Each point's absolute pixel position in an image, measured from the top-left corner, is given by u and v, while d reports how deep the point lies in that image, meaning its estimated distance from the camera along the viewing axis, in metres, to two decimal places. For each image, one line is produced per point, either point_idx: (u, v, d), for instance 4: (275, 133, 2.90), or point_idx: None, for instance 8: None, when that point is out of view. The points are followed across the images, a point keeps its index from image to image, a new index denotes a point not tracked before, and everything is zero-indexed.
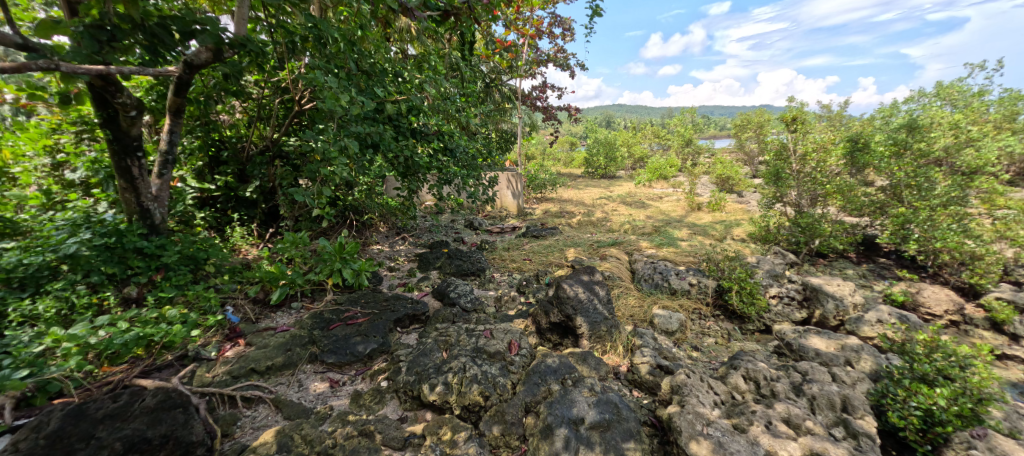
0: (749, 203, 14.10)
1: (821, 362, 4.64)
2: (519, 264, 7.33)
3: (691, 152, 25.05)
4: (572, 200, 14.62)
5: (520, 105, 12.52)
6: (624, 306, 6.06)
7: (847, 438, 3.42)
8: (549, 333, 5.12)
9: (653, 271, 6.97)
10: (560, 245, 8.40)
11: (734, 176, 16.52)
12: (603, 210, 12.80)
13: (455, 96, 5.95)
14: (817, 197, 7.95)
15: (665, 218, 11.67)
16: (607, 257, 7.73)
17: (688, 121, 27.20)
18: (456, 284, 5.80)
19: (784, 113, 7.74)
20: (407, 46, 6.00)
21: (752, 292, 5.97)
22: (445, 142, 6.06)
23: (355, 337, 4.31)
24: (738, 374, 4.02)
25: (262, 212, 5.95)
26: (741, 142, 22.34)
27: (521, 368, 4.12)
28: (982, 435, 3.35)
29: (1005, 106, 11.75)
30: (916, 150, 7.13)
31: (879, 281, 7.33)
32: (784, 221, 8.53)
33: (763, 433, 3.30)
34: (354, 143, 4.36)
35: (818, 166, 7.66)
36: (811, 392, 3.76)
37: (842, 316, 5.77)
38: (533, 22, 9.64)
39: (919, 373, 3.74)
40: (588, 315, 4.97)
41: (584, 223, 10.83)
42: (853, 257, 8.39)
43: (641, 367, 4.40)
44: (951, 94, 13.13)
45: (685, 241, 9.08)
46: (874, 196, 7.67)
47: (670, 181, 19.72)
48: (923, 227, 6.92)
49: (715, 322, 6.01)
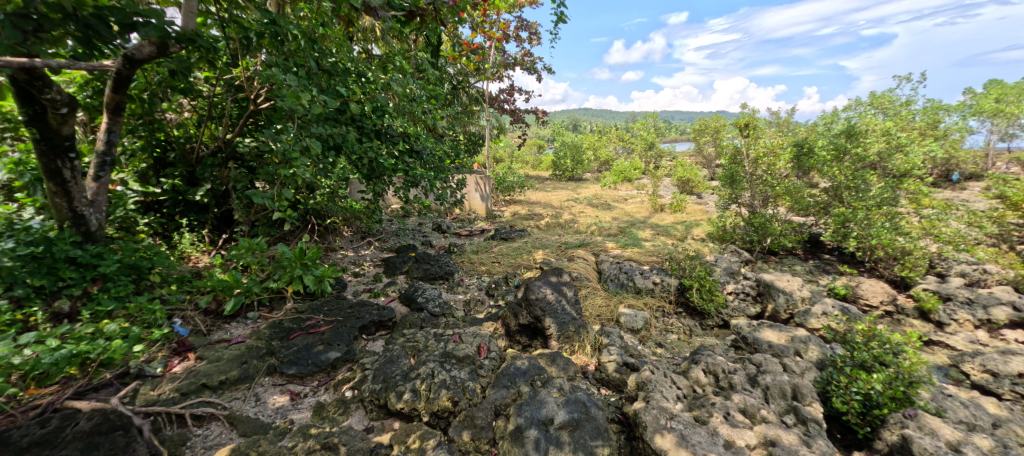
0: (707, 205, 14.78)
1: (773, 354, 4.93)
2: (488, 267, 7.32)
3: (654, 156, 26.06)
4: (539, 203, 14.78)
5: (488, 107, 12.54)
6: (592, 306, 6.19)
7: (798, 425, 3.63)
8: (518, 335, 5.15)
9: (618, 271, 7.17)
10: (528, 248, 8.44)
11: (693, 179, 17.24)
12: (571, 212, 13.02)
13: (421, 98, 5.90)
14: (768, 198, 8.54)
15: (630, 219, 12.03)
16: (575, 258, 7.86)
17: (650, 125, 28.20)
18: (424, 288, 5.71)
19: (738, 119, 8.28)
20: (371, 46, 5.81)
21: (711, 289, 6.25)
22: (410, 144, 5.93)
23: (318, 346, 4.14)
24: (697, 369, 4.21)
25: (214, 217, 5.62)
26: (699, 146, 23.32)
27: (490, 371, 4.11)
28: (914, 415, 3.62)
29: (928, 115, 12.98)
30: (854, 155, 7.71)
31: (824, 276, 7.89)
32: (739, 221, 9.02)
33: (722, 424, 3.44)
34: (317, 143, 4.21)
35: (769, 170, 8.25)
36: (764, 382, 3.97)
37: (792, 309, 6.14)
38: (500, 25, 9.64)
39: (858, 361, 4.04)
40: (556, 316, 5.05)
41: (552, 225, 10.96)
42: (801, 254, 8.94)
43: (609, 365, 4.49)
44: (882, 103, 14.35)
45: (649, 241, 9.39)
46: (818, 197, 8.24)
47: (634, 183, 20.35)
48: (860, 226, 7.49)
49: (677, 319, 6.24)
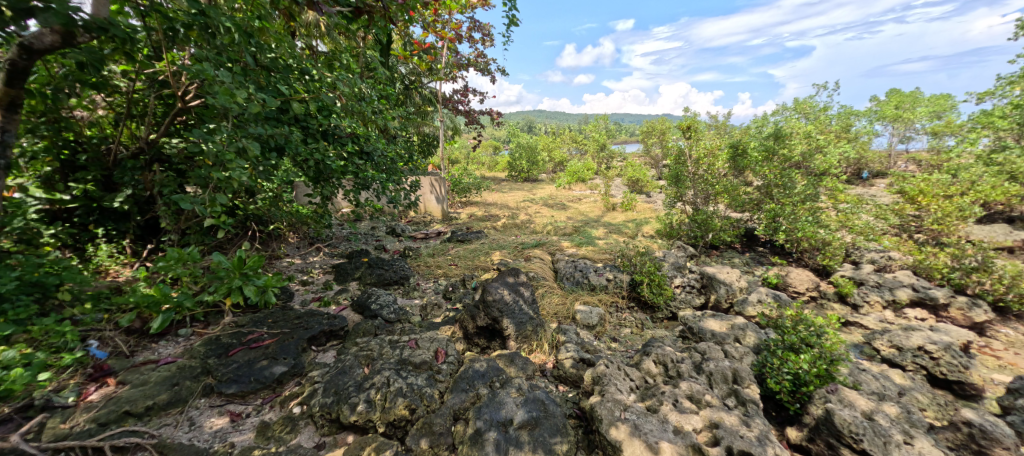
0: (656, 203, 15.52)
1: (716, 341, 5.26)
2: (445, 269, 7.22)
3: (605, 156, 26.94)
4: (496, 204, 14.82)
5: (441, 108, 12.38)
6: (549, 304, 6.30)
7: (738, 406, 3.91)
8: (476, 338, 5.13)
9: (573, 270, 7.34)
10: (485, 249, 8.43)
11: (642, 179, 18.04)
12: (527, 213, 13.16)
13: (371, 97, 5.71)
14: (709, 196, 9.11)
15: (584, 219, 12.37)
16: (531, 258, 7.95)
17: (602, 127, 29.17)
18: (378, 295, 5.52)
19: (681, 121, 8.77)
20: (316, 42, 5.54)
21: (660, 283, 6.56)
22: (360, 145, 5.72)
23: (261, 361, 3.88)
24: (648, 360, 4.41)
25: (138, 226, 5.20)
26: (646, 147, 24.42)
27: (448, 376, 4.05)
28: (835, 390, 3.96)
29: (842, 119, 14.45)
30: (782, 156, 8.28)
31: (759, 266, 8.55)
32: (684, 218, 9.56)
33: (672, 411, 3.63)
34: (255, 144, 3.94)
35: (709, 169, 8.82)
36: (708, 369, 4.22)
37: (733, 299, 6.59)
38: (452, 25, 9.56)
39: (788, 344, 4.42)
40: (514, 316, 5.08)
41: (509, 226, 11.02)
42: (739, 247, 9.63)
43: (566, 362, 4.59)
44: (804, 108, 15.80)
45: (602, 239, 9.71)
46: (752, 194, 8.92)
47: (587, 184, 20.94)
48: (788, 220, 8.19)
49: (630, 314, 6.50)
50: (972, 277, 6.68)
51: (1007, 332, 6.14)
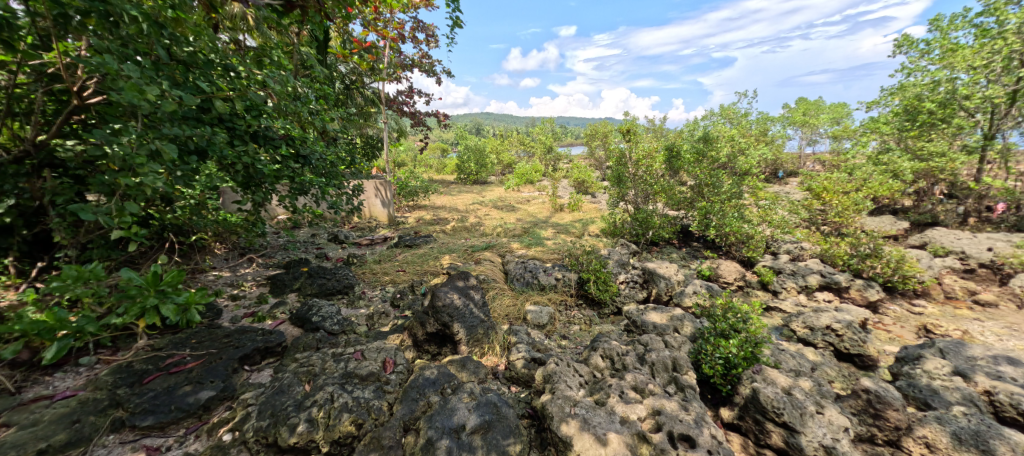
0: (601, 203, 16.14)
1: (657, 333, 5.57)
2: (392, 276, 7.00)
3: (552, 159, 27.55)
4: (445, 207, 14.62)
5: (385, 109, 11.98)
6: (500, 306, 6.32)
7: (678, 392, 4.17)
8: (427, 344, 5.03)
9: (523, 270, 7.42)
10: (434, 253, 8.27)
11: (587, 180, 18.68)
12: (476, 215, 13.12)
13: (307, 97, 5.41)
14: (649, 196, 9.63)
15: (533, 220, 12.56)
16: (481, 260, 7.92)
17: (548, 130, 29.80)
18: (320, 306, 5.22)
19: (621, 125, 9.19)
20: (242, 36, 5.13)
21: (605, 280, 6.82)
22: (297, 148, 5.38)
23: (184, 387, 3.52)
24: (596, 355, 4.57)
25: (23, 241, 4.52)
26: (590, 149, 25.31)
27: (397, 386, 3.93)
28: (760, 371, 4.34)
29: (761, 124, 15.94)
30: (710, 158, 9.07)
31: (694, 260, 9.19)
32: (626, 217, 10.02)
33: (618, 402, 3.79)
34: (172, 147, 3.57)
35: (648, 170, 9.33)
36: (651, 359, 4.46)
37: (672, 291, 7.00)
38: (394, 24, 9.30)
39: (720, 330, 4.80)
40: (465, 320, 5.03)
41: (458, 229, 10.92)
42: (676, 242, 10.28)
43: (518, 363, 4.63)
44: (729, 113, 17.23)
45: (550, 240, 9.92)
46: (686, 193, 9.56)
47: (535, 185, 21.29)
48: (718, 216, 8.88)
49: (578, 311, 6.70)
50: (867, 262, 7.65)
51: (895, 309, 7.10)
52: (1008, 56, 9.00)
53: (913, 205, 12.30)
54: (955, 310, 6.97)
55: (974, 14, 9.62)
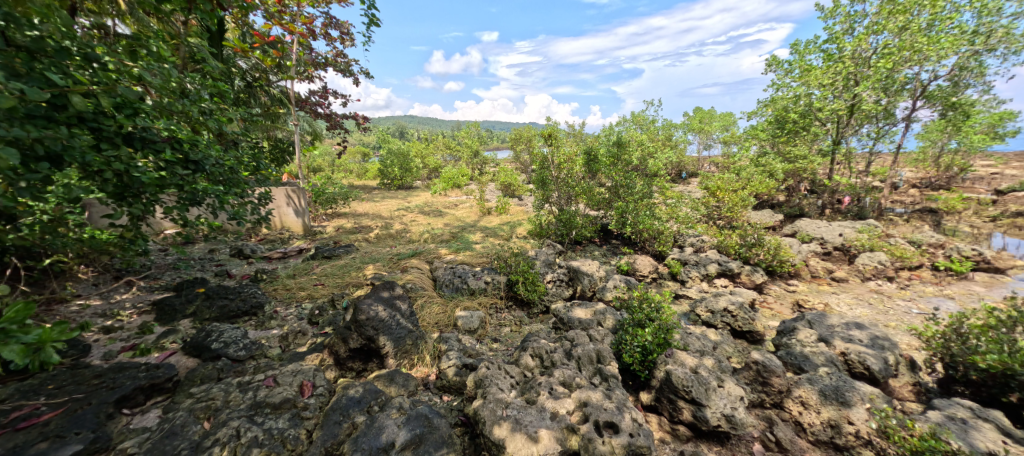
0: (527, 206, 16.53)
1: (582, 328, 5.84)
2: (309, 291, 6.47)
3: (479, 162, 27.59)
4: (367, 214, 13.90)
5: (296, 110, 11.06)
6: (428, 314, 6.16)
7: (602, 382, 4.40)
8: (350, 362, 4.73)
9: (452, 276, 7.32)
10: (356, 264, 7.81)
11: (514, 183, 19.01)
12: (402, 222, 12.67)
13: (198, 94, 4.78)
14: (571, 197, 10.08)
15: (461, 224, 12.46)
16: (408, 268, 7.65)
17: (473, 133, 29.80)
18: (221, 330, 4.63)
19: (543, 130, 9.50)
20: (110, 22, 4.38)
21: (533, 280, 6.99)
22: (184, 152, 4.56)
23: (39, 444, 2.90)
24: (526, 355, 4.67)
25: None
26: (516, 153, 25.84)
27: (317, 410, 3.65)
28: (672, 354, 4.76)
29: (666, 130, 17.55)
30: (624, 161, 9.75)
31: (614, 256, 9.81)
32: (551, 218, 10.38)
33: (548, 399, 3.90)
34: (11, 152, 2.92)
35: (569, 173, 9.75)
36: (577, 354, 4.66)
37: (595, 287, 7.39)
38: (303, 19, 8.62)
39: (637, 321, 5.18)
40: (391, 333, 4.83)
41: (382, 237, 10.44)
42: (598, 241, 10.89)
43: (448, 371, 4.55)
44: (639, 120, 18.71)
45: (479, 243, 9.91)
46: (604, 194, 10.17)
47: (463, 189, 21.16)
48: (633, 215, 9.58)
49: (508, 313, 6.78)
50: (754, 250, 8.80)
51: (776, 289, 8.26)
52: (846, 77, 10.97)
53: (786, 199, 14.43)
54: (819, 287, 8.31)
55: (822, 41, 11.60)
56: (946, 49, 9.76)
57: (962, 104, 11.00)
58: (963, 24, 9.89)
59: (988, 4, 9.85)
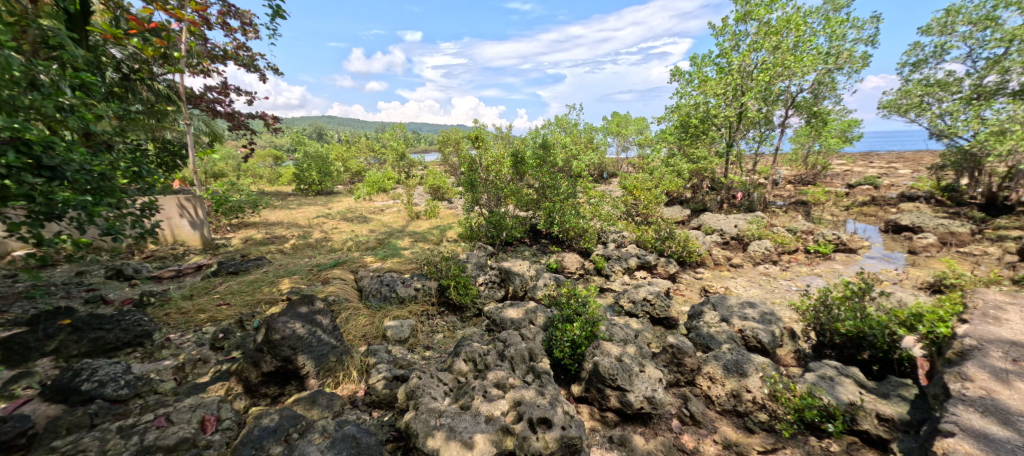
0: (457, 209, 16.36)
1: (515, 328, 5.91)
2: (211, 312, 5.74)
3: (405, 165, 26.70)
4: (281, 223, 12.73)
5: (190, 108, 9.76)
6: (354, 327, 5.81)
7: (536, 380, 4.50)
8: (264, 387, 4.30)
9: (379, 285, 6.97)
10: (269, 278, 7.09)
11: (443, 186, 18.70)
12: (322, 230, 11.81)
13: (56, 88, 4.00)
14: (500, 199, 10.16)
15: (388, 230, 11.96)
16: (330, 279, 7.14)
17: (399, 135, 28.81)
18: (95, 367, 3.93)
19: (470, 132, 9.45)
20: None
21: (465, 284, 6.92)
22: (35, 156, 3.72)
23: None
24: (459, 361, 4.62)
25: None
26: (443, 156, 25.46)
27: (224, 447, 3.28)
28: (599, 346, 5.01)
29: (587, 133, 18.48)
30: (550, 162, 10.07)
31: (543, 256, 10.09)
32: (482, 221, 10.38)
33: (482, 403, 3.88)
34: None
35: (498, 175, 9.83)
36: (510, 354, 4.70)
37: (526, 286, 7.52)
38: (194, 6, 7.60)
39: (566, 316, 5.39)
40: (312, 351, 4.48)
41: (299, 247, 9.64)
42: (528, 241, 11.12)
43: (378, 385, 4.35)
44: (563, 123, 19.49)
45: (408, 249, 9.59)
46: (532, 195, 10.42)
47: (389, 193, 20.32)
48: (560, 215, 9.94)
49: (440, 319, 6.64)
50: (667, 243, 9.62)
51: (686, 277, 9.11)
52: (735, 88, 12.45)
53: (692, 196, 16.01)
54: (721, 273, 9.33)
55: (715, 56, 13.05)
56: (808, 67, 11.55)
57: (822, 112, 13.10)
58: (820, 46, 11.78)
59: (836, 31, 11.86)
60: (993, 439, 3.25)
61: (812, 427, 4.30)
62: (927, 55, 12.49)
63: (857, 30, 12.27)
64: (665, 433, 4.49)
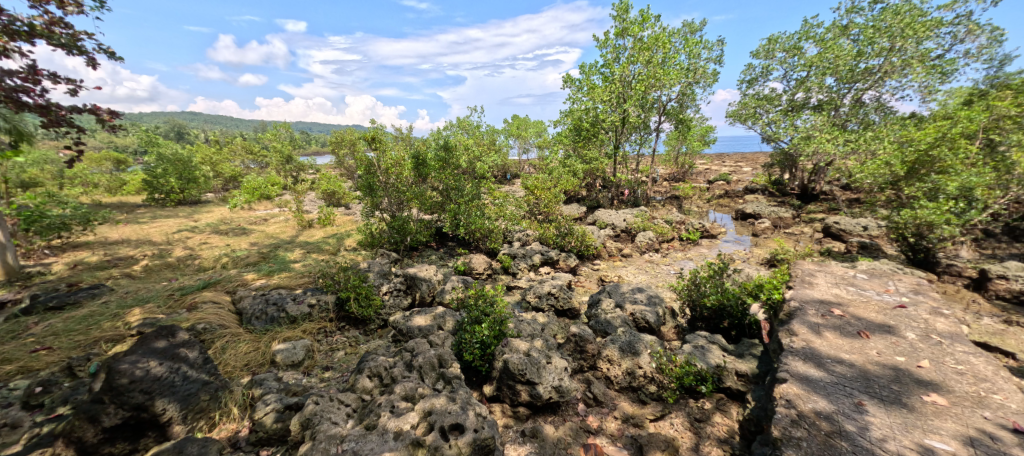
0: (355, 215, 15.31)
1: (423, 335, 5.71)
2: (22, 361, 4.49)
3: (292, 169, 24.16)
4: (128, 240, 10.52)
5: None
6: (234, 357, 5.07)
7: (446, 386, 4.41)
8: (111, 445, 3.54)
9: (264, 305, 6.16)
10: (111, 311, 5.79)
11: (338, 191, 17.34)
12: (187, 246, 10.07)
13: None
14: (402, 203, 9.76)
15: (274, 242, 10.68)
16: (198, 305, 6.08)
17: (284, 136, 25.91)
18: None
19: (366, 133, 8.89)
20: None
21: (367, 295, 6.48)
22: None
23: None
24: (362, 378, 4.32)
25: None
26: (338, 158, 23.62)
27: None
28: (508, 343, 5.12)
29: (489, 134, 18.77)
30: (452, 164, 9.98)
31: (450, 259, 9.98)
32: (383, 226, 9.86)
33: (389, 419, 3.70)
34: None
35: (398, 178, 9.43)
36: (418, 363, 4.53)
37: (434, 292, 7.24)
38: None
39: (474, 318, 5.39)
40: (175, 391, 3.81)
41: (156, 268, 8.08)
42: (434, 244, 10.89)
43: (267, 418, 3.87)
44: (465, 125, 19.50)
45: (299, 262, 8.67)
46: (435, 197, 10.20)
47: (274, 200, 18.18)
48: (465, 217, 9.93)
49: (340, 335, 6.13)
50: (567, 239, 10.23)
51: (585, 269, 9.80)
52: (618, 95, 13.75)
53: (587, 194, 17.31)
54: (614, 263, 10.25)
55: (599, 66, 14.24)
56: (673, 80, 13.26)
57: (686, 119, 15.20)
58: (682, 62, 13.60)
59: (693, 50, 13.83)
60: (812, 379, 4.11)
61: (689, 391, 4.97)
62: (757, 74, 15.25)
63: (709, 50, 14.49)
64: (572, 417, 4.77)
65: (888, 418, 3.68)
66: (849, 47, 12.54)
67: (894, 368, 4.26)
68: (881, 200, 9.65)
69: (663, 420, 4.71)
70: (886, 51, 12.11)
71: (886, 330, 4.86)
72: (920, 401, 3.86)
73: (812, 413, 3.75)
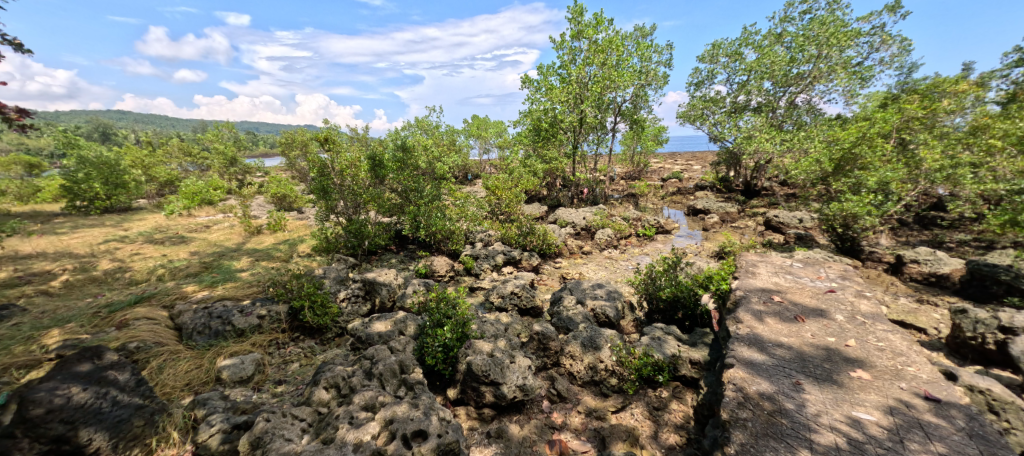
0: (309, 219, 14.60)
1: (383, 341, 5.54)
2: None
3: (237, 172, 22.65)
4: (44, 254, 9.42)
5: None
6: (173, 377, 4.69)
7: (408, 392, 4.30)
8: None
9: (207, 319, 5.73)
10: (22, 334, 5.16)
11: (289, 194, 16.46)
12: (115, 258, 9.17)
13: None
14: (359, 205, 9.43)
15: (217, 250, 9.96)
16: (129, 322, 5.55)
17: (227, 136, 24.27)
18: None
19: (318, 133, 8.50)
20: None
21: (322, 303, 6.19)
22: None
23: None
24: (319, 390, 4.13)
25: None
26: (288, 160, 22.45)
27: None
28: (471, 345, 5.09)
29: (449, 134, 18.51)
30: (411, 165, 9.75)
31: (411, 262, 9.76)
32: (339, 230, 9.48)
33: (348, 431, 3.56)
34: None
35: (354, 180, 9.11)
36: (378, 371, 4.39)
37: (394, 296, 7.04)
38: None
39: (436, 321, 5.31)
40: (103, 420, 3.47)
41: (79, 284, 7.29)
42: (393, 248, 10.60)
43: (212, 440, 3.62)
44: (423, 125, 19.15)
45: (246, 271, 8.14)
46: (394, 199, 9.93)
47: (217, 206, 16.98)
48: (425, 218, 9.76)
49: (294, 346, 5.82)
50: (529, 238, 10.30)
51: (547, 268, 9.92)
52: (575, 96, 14.03)
53: (548, 193, 17.53)
54: (575, 260, 10.46)
55: (557, 67, 14.46)
56: (627, 82, 13.71)
57: (640, 120, 15.76)
58: (635, 65, 14.10)
59: (645, 53, 14.37)
60: (756, 363, 4.41)
61: (648, 381, 5.17)
62: (704, 78, 16.11)
63: (659, 54, 15.14)
64: (537, 415, 4.82)
65: (821, 395, 4.01)
66: (783, 54, 13.53)
67: (826, 348, 4.66)
68: (813, 194, 10.66)
69: (624, 411, 4.86)
70: (815, 58, 13.19)
71: (819, 314, 5.30)
72: (848, 377, 4.24)
73: (756, 395, 4.01)
